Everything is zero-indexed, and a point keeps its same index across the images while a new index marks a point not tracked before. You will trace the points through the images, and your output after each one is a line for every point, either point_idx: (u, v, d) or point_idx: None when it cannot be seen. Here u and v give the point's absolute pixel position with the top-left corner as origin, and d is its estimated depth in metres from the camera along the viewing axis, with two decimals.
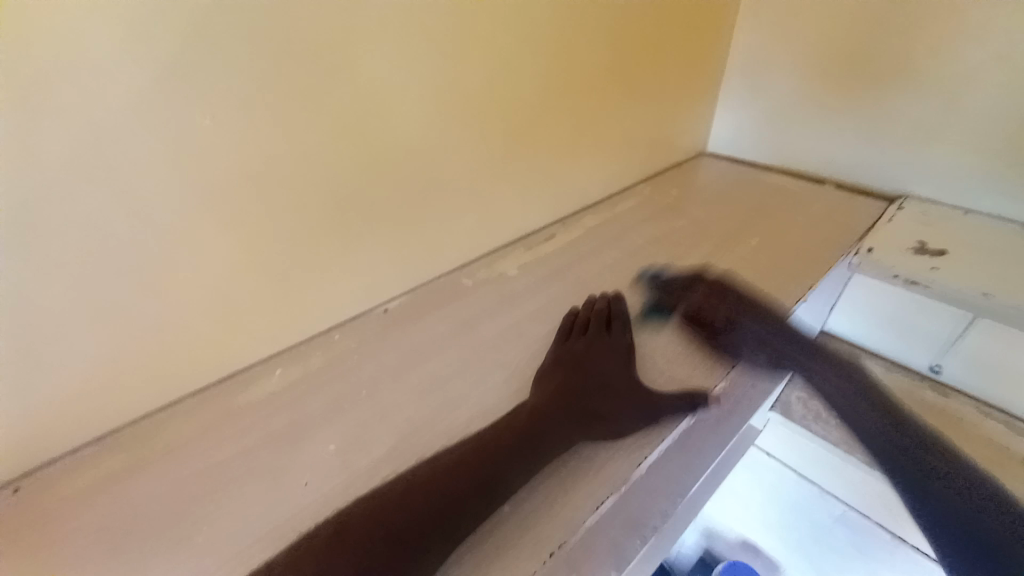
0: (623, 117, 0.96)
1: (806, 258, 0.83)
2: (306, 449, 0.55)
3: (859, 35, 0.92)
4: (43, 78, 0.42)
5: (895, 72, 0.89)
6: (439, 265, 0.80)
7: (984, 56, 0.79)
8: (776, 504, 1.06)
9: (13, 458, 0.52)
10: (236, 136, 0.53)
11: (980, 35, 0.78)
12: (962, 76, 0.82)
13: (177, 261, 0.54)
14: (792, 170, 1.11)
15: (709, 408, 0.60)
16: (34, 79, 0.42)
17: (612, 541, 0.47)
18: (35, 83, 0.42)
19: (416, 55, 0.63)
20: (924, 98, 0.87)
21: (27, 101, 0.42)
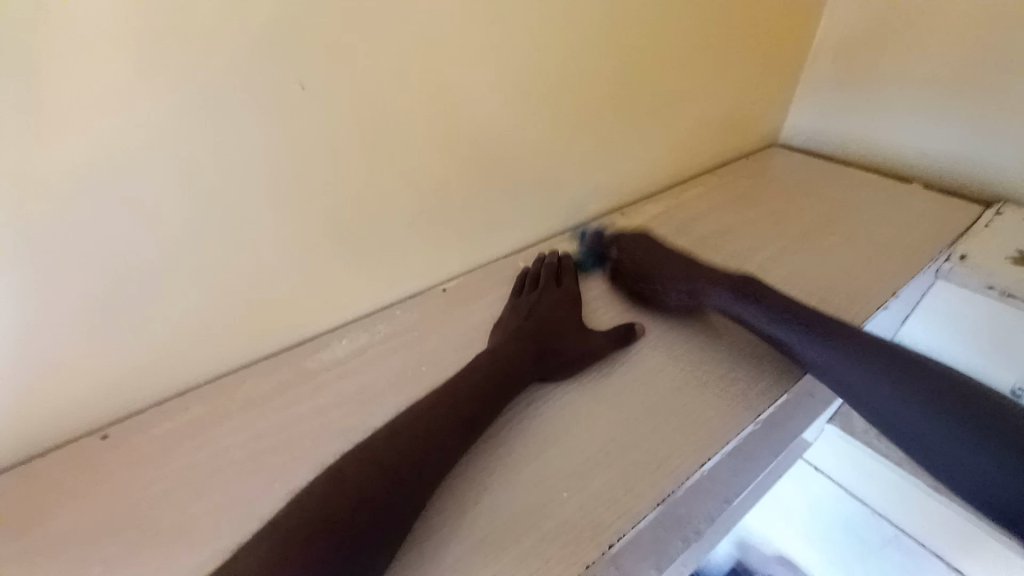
0: (697, 101, 0.92)
1: (891, 261, 0.78)
2: (373, 415, 0.57)
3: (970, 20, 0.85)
4: (161, 50, 0.45)
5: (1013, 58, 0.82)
6: (501, 245, 0.79)
7: None
8: (822, 526, 1.00)
9: (108, 403, 0.56)
10: (326, 107, 0.55)
11: None
12: None
13: (252, 223, 0.56)
14: (876, 166, 1.04)
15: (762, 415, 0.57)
16: (153, 51, 0.44)
17: (660, 545, 0.48)
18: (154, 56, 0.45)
19: (501, 32, 0.63)
20: None
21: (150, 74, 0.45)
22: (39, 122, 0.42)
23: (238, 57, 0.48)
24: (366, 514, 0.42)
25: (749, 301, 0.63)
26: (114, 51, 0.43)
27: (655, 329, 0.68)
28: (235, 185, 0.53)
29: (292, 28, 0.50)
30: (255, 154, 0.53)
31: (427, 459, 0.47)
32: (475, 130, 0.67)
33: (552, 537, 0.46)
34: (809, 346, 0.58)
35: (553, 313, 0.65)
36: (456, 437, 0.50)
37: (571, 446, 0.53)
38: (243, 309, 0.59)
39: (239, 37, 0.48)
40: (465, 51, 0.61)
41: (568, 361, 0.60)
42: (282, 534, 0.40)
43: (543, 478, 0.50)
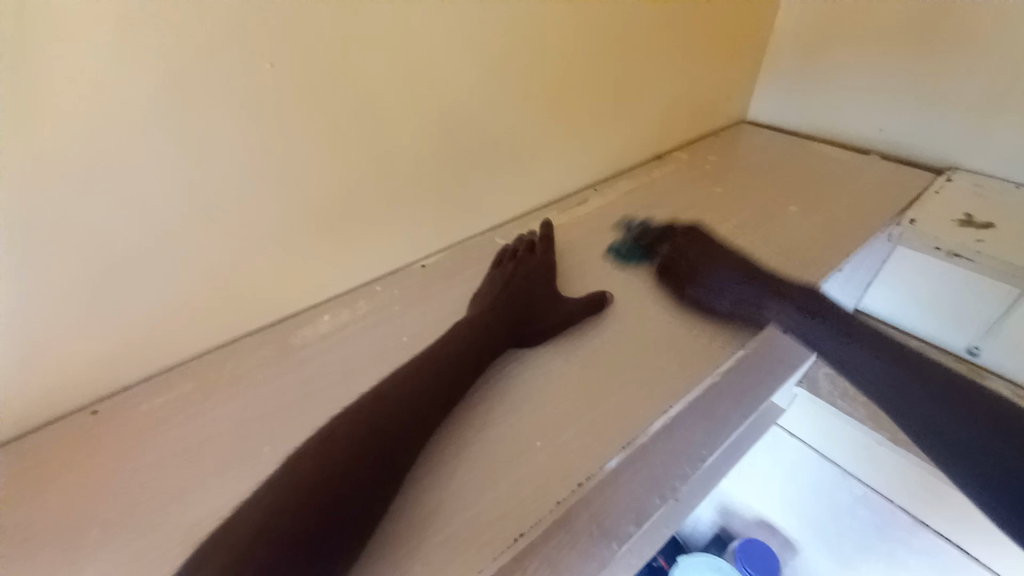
0: (666, 79, 0.95)
1: (847, 228, 0.82)
2: (357, 384, 0.59)
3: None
4: (137, 32, 0.46)
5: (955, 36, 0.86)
6: (478, 222, 0.82)
7: None
8: (795, 488, 1.05)
9: (98, 381, 0.57)
10: (302, 85, 0.56)
11: None
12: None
13: (232, 202, 0.57)
14: (836, 140, 1.09)
15: (717, 378, 0.61)
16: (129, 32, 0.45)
17: (635, 497, 0.49)
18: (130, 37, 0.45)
19: (472, 10, 0.65)
20: (984, 59, 0.85)
21: (124, 54, 0.46)
22: (12, 98, 0.43)
23: (212, 35, 0.49)
24: (358, 469, 0.44)
25: (779, 301, 0.66)
26: (83, 27, 0.43)
27: (625, 296, 0.72)
28: (215, 165, 0.54)
29: (265, 5, 0.51)
30: (232, 134, 0.54)
31: (411, 418, 0.50)
32: (449, 107, 0.69)
33: (528, 482, 0.50)
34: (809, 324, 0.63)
35: (528, 282, 0.68)
36: (438, 397, 0.52)
37: (543, 403, 0.57)
38: (227, 286, 0.61)
39: (213, 14, 0.48)
40: (437, 31, 0.63)
41: (541, 326, 0.63)
42: (277, 491, 0.42)
43: (519, 431, 0.54)
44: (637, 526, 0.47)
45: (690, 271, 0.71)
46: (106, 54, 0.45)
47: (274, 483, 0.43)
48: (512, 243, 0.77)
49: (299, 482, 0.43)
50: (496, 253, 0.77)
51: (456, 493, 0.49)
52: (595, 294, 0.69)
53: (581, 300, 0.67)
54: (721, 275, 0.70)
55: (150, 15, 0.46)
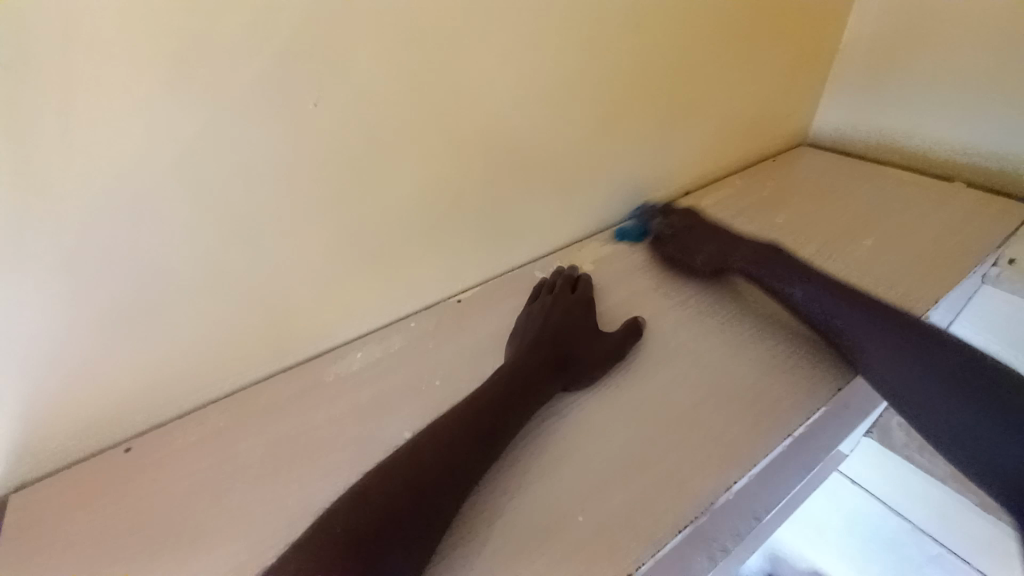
0: (720, 102, 0.89)
1: (934, 266, 0.73)
2: (387, 429, 0.56)
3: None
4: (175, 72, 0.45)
5: None
6: (518, 253, 0.78)
7: None
8: (857, 539, 0.91)
9: (132, 418, 0.57)
10: (344, 115, 0.55)
11: None
12: None
13: (267, 237, 0.56)
14: (911, 164, 1.00)
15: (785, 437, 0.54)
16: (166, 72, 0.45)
17: (681, 558, 0.46)
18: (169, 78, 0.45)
19: (520, 33, 0.62)
20: None
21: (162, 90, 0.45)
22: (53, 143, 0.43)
23: (251, 71, 0.48)
24: (394, 529, 0.41)
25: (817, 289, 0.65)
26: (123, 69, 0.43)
27: (675, 338, 0.66)
28: (253, 203, 0.53)
29: (307, 44, 0.50)
30: (269, 172, 0.53)
31: (447, 480, 0.46)
32: (491, 137, 0.66)
33: (566, 561, 0.44)
34: (795, 283, 0.66)
35: (571, 320, 0.64)
36: (471, 458, 0.48)
37: (587, 464, 0.51)
38: (262, 321, 0.60)
39: (253, 47, 0.48)
40: (483, 66, 0.61)
41: (577, 377, 0.59)
42: (304, 552, 0.40)
43: (560, 498, 0.49)
44: None
45: (685, 246, 0.78)
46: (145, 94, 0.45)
47: (301, 544, 0.41)
48: (555, 274, 0.73)
49: (334, 542, 0.40)
50: (533, 286, 0.73)
51: (492, 561, 0.45)
52: (638, 333, 0.64)
53: (625, 348, 0.63)
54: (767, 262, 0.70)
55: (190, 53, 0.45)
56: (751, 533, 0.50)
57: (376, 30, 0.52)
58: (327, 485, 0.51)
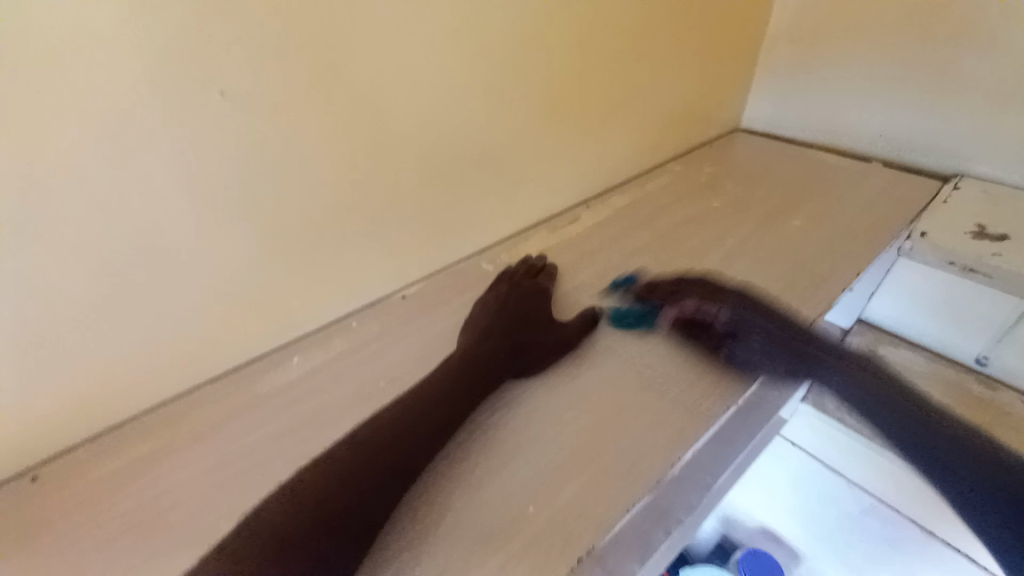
0: (658, 90, 0.91)
1: (858, 242, 0.78)
2: (330, 434, 0.54)
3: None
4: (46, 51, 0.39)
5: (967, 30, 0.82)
6: (464, 247, 0.77)
7: None
8: (800, 495, 1.01)
9: (38, 446, 0.52)
10: (264, 105, 0.51)
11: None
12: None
13: (181, 238, 0.51)
14: (834, 148, 1.07)
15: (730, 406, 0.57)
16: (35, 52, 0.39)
17: (641, 533, 0.47)
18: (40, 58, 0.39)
19: (452, 18, 0.60)
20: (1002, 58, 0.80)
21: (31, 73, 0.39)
22: None
23: (146, 52, 0.43)
24: (326, 530, 0.40)
25: (837, 372, 0.59)
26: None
27: (624, 324, 0.67)
28: (161, 200, 0.49)
29: (211, 24, 0.45)
30: (178, 167, 0.48)
31: (387, 476, 0.45)
32: (428, 128, 0.64)
33: (518, 555, 0.44)
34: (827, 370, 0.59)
35: (522, 308, 0.63)
36: (415, 452, 0.47)
37: (537, 452, 0.51)
38: (186, 330, 0.56)
39: (151, 24, 0.43)
40: (413, 52, 0.58)
41: (525, 364, 0.58)
42: (227, 555, 0.39)
43: (512, 487, 0.48)
44: (641, 566, 0.45)
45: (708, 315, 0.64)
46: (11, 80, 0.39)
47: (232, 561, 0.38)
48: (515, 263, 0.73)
49: (254, 544, 0.39)
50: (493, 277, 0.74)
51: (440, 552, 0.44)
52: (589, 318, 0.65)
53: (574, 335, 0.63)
54: (734, 307, 0.65)
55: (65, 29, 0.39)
56: (702, 503, 0.52)
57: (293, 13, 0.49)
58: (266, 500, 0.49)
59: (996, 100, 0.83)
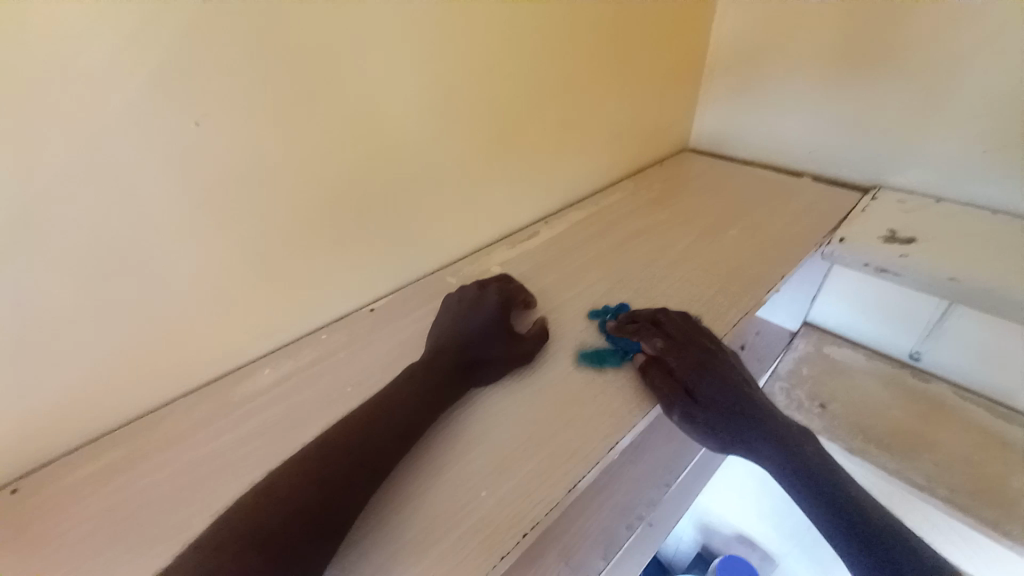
0: (608, 113, 0.99)
1: (787, 248, 0.86)
2: (300, 436, 0.58)
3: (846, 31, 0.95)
4: (34, 88, 0.44)
5: (875, 58, 0.94)
6: (429, 261, 0.83)
7: (964, 47, 0.83)
8: (768, 497, 1.13)
9: (17, 458, 0.54)
10: (235, 132, 0.56)
11: (943, 41, 0.85)
12: (942, 76, 0.87)
13: (155, 256, 0.55)
14: (771, 163, 1.17)
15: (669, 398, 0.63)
16: (24, 89, 0.44)
17: None
18: (29, 94, 0.44)
19: (412, 54, 0.66)
20: (905, 85, 0.92)
21: (21, 107, 0.44)
22: None
23: (128, 87, 0.48)
24: (298, 525, 0.43)
25: None
26: None
27: (575, 329, 0.72)
28: (139, 221, 0.53)
29: (190, 62, 0.51)
30: (156, 191, 0.53)
31: (354, 473, 0.48)
32: (390, 152, 0.70)
33: (478, 537, 0.48)
34: None
35: (478, 316, 0.67)
36: (380, 453, 0.51)
37: (492, 445, 0.56)
38: (162, 342, 0.59)
39: (136, 64, 0.48)
40: (376, 84, 0.65)
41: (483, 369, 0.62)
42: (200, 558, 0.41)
43: (469, 477, 0.53)
44: None
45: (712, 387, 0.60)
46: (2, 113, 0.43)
47: (203, 543, 0.41)
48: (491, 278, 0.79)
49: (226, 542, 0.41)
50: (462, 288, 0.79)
51: (407, 544, 0.48)
52: (541, 324, 0.70)
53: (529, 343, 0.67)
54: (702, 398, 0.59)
55: (52, 68, 0.44)
56: None
57: (263, 50, 0.55)
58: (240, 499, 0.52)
59: (902, 121, 0.95)
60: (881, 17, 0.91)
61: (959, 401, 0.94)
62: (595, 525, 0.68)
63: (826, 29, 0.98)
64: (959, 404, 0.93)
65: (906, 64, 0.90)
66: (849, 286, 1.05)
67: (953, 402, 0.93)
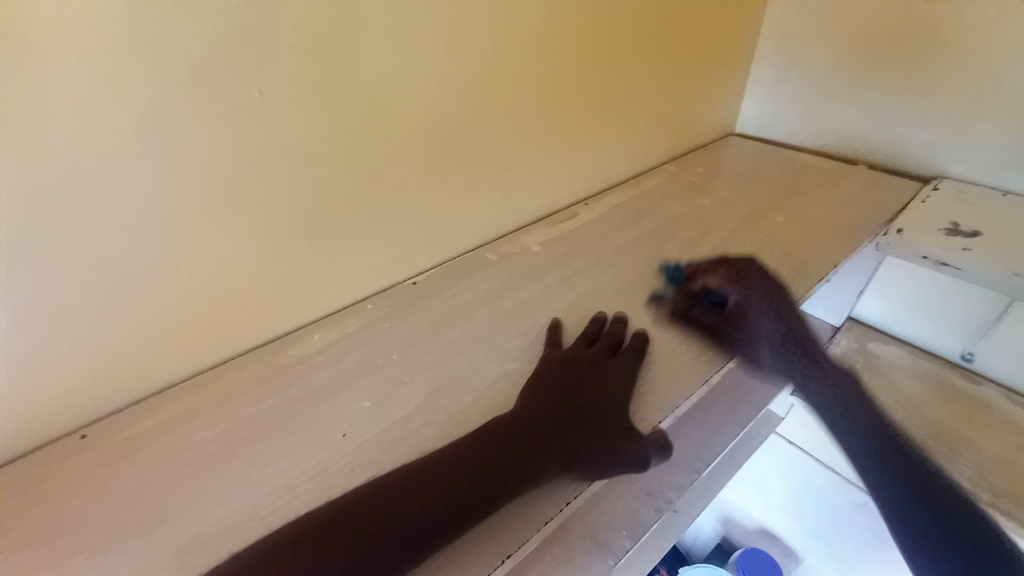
0: (652, 92, 0.96)
1: (838, 237, 0.83)
2: (344, 402, 0.60)
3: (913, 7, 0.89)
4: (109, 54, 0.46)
5: (945, 37, 0.87)
6: (468, 239, 0.83)
7: None
8: (796, 493, 1.10)
9: (86, 406, 0.58)
10: (288, 101, 0.57)
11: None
12: (1015, 58, 0.81)
13: (211, 221, 0.57)
14: (822, 151, 1.11)
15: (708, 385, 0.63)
16: (99, 55, 0.45)
17: None
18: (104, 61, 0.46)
19: (461, 27, 0.66)
20: (975, 67, 0.85)
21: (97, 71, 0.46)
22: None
23: (193, 55, 0.49)
24: None
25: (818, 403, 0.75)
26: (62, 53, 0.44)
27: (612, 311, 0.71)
28: (197, 185, 0.55)
29: (251, 30, 0.52)
30: (214, 157, 0.54)
31: None
32: (434, 126, 0.70)
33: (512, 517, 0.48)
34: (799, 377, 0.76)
35: None
36: None
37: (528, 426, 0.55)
38: (215, 305, 0.62)
39: (200, 31, 0.49)
40: (424, 57, 0.65)
41: (546, 354, 0.63)
42: None
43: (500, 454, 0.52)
44: None
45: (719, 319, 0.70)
46: (80, 78, 0.45)
47: None
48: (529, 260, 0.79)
49: None
50: (501, 268, 0.80)
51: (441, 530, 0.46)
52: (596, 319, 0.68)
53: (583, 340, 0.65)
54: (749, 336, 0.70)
55: (126, 35, 0.46)
56: None
57: (317, 19, 0.55)
58: (288, 456, 0.54)
59: (969, 106, 0.88)
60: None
61: (1011, 407, 0.89)
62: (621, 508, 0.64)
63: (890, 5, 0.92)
64: (1011, 409, 0.89)
65: (977, 42, 0.84)
66: (898, 280, 1.01)
67: (1005, 408, 0.89)
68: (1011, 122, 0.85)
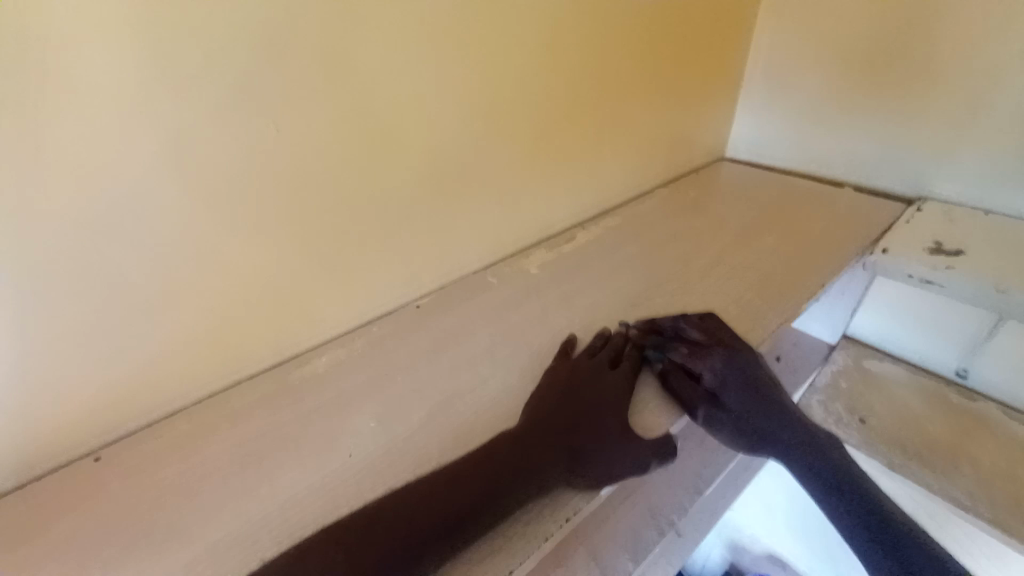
0: (645, 120, 1.01)
1: (827, 256, 0.86)
2: (353, 418, 0.62)
3: (889, 39, 0.95)
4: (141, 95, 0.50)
5: (920, 66, 0.93)
6: (470, 262, 0.86)
7: (1011, 57, 0.83)
8: (802, 515, 1.10)
9: (101, 426, 0.60)
10: (303, 135, 0.61)
11: (993, 50, 0.84)
12: (987, 85, 0.86)
13: (227, 246, 0.60)
14: (810, 173, 1.15)
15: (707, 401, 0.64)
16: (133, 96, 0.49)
17: None
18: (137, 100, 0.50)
19: (464, 64, 0.71)
20: (951, 94, 0.91)
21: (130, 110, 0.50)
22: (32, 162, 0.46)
23: (217, 94, 0.54)
24: None
25: None
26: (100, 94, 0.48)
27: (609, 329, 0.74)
28: (217, 212, 0.58)
29: (271, 71, 0.56)
30: (233, 187, 0.58)
31: None
32: (438, 155, 0.74)
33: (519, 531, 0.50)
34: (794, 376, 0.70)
35: None
36: None
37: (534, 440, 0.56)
38: (228, 326, 0.64)
39: (225, 73, 0.54)
40: (430, 93, 0.69)
41: (550, 367, 0.66)
42: None
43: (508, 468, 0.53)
44: None
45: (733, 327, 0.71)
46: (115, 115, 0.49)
47: None
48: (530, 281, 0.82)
49: None
50: (502, 288, 0.82)
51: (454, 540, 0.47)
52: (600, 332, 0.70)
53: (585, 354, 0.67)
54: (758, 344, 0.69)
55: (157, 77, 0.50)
56: None
57: (332, 60, 0.60)
58: (298, 472, 0.56)
59: (948, 130, 0.93)
60: (927, 23, 0.90)
61: (1008, 423, 0.90)
62: (625, 526, 0.65)
63: (868, 38, 0.98)
64: (1008, 425, 0.90)
65: (951, 72, 0.89)
66: (890, 298, 1.03)
67: (1002, 424, 0.90)
68: (986, 146, 0.89)
